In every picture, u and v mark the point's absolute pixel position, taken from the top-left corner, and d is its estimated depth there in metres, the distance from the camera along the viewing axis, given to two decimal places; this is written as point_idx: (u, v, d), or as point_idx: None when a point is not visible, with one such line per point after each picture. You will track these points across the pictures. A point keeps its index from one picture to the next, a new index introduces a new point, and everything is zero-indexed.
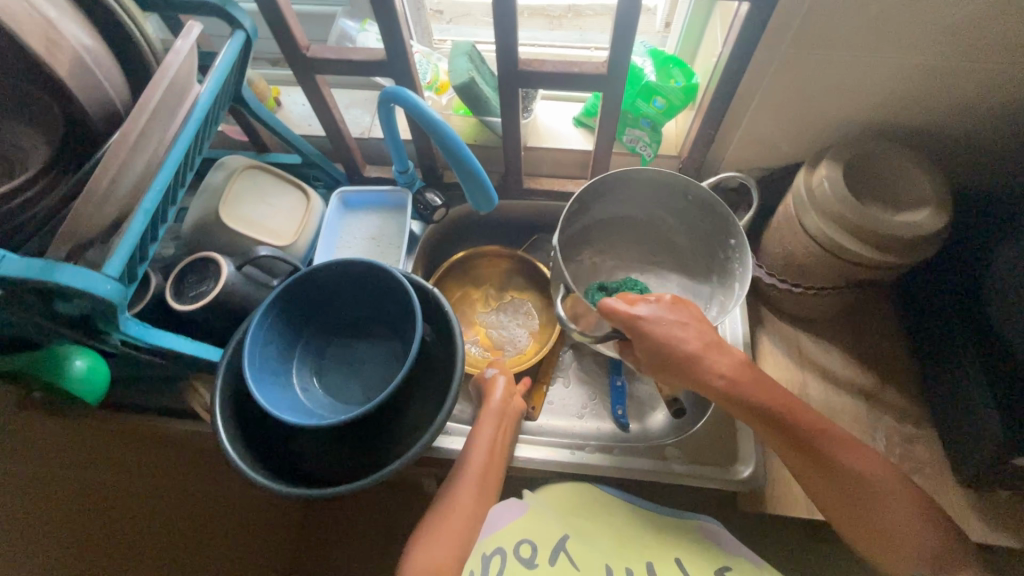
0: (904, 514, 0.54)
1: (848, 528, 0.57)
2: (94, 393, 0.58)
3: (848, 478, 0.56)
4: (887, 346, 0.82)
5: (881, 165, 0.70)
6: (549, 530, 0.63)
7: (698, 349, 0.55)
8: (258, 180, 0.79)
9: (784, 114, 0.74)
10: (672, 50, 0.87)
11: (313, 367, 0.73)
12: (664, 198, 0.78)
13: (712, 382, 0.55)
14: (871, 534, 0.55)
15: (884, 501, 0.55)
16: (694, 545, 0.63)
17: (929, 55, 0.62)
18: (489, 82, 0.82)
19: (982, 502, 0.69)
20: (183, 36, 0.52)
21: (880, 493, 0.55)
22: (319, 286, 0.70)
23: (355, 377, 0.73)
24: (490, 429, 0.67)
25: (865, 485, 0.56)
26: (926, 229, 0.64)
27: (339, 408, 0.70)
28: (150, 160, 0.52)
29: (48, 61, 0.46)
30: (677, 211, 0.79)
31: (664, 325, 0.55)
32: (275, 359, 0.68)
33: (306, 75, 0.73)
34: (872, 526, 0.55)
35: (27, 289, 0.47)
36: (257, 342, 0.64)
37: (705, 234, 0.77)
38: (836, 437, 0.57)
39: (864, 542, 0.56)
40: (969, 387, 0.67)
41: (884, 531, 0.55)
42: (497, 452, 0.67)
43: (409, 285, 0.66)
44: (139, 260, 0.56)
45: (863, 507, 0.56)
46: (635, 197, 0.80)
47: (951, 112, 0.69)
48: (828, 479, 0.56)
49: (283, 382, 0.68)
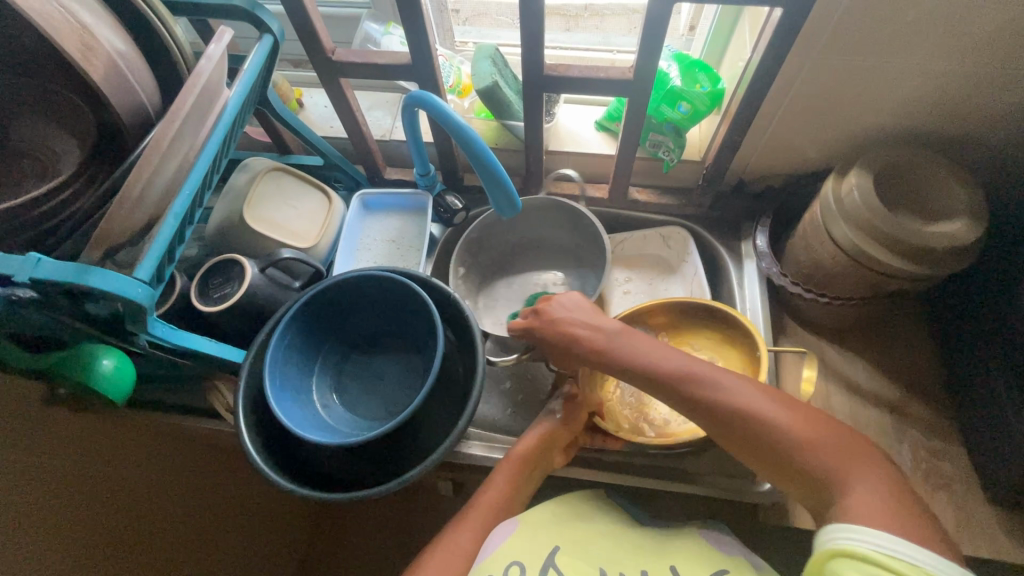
0: (800, 441, 0.50)
1: (771, 470, 0.52)
2: (121, 392, 0.59)
3: (737, 420, 0.52)
4: (915, 359, 0.80)
5: (914, 174, 0.68)
6: (541, 541, 0.62)
7: (575, 329, 0.59)
8: (281, 182, 0.80)
9: (811, 121, 0.72)
10: (697, 54, 0.86)
11: (332, 383, 0.73)
12: (522, 226, 0.88)
13: (596, 354, 0.57)
14: (789, 475, 0.51)
15: (777, 435, 0.51)
16: (695, 549, 0.62)
17: (965, 63, 0.61)
18: (512, 86, 0.81)
19: (1013, 520, 0.68)
20: (215, 42, 0.52)
21: (772, 426, 0.51)
22: (338, 296, 0.71)
23: (376, 393, 0.73)
24: (507, 471, 0.65)
25: (742, 429, 0.52)
26: (962, 240, 0.62)
27: (361, 422, 0.71)
28: (182, 164, 0.52)
29: (84, 66, 0.46)
30: (536, 230, 0.89)
31: (546, 321, 0.61)
32: (295, 377, 0.69)
33: (331, 79, 0.73)
34: (787, 464, 0.51)
35: (59, 291, 0.48)
36: (276, 364, 0.65)
37: (578, 232, 0.86)
38: (702, 380, 0.53)
39: (799, 486, 0.51)
40: (1002, 405, 0.66)
41: (806, 468, 0.50)
42: (520, 487, 0.65)
43: (428, 297, 0.66)
44: (168, 262, 0.56)
45: (766, 451, 0.51)
46: (500, 235, 0.88)
47: (988, 120, 0.67)
48: (721, 430, 0.53)
49: (304, 400, 0.69)
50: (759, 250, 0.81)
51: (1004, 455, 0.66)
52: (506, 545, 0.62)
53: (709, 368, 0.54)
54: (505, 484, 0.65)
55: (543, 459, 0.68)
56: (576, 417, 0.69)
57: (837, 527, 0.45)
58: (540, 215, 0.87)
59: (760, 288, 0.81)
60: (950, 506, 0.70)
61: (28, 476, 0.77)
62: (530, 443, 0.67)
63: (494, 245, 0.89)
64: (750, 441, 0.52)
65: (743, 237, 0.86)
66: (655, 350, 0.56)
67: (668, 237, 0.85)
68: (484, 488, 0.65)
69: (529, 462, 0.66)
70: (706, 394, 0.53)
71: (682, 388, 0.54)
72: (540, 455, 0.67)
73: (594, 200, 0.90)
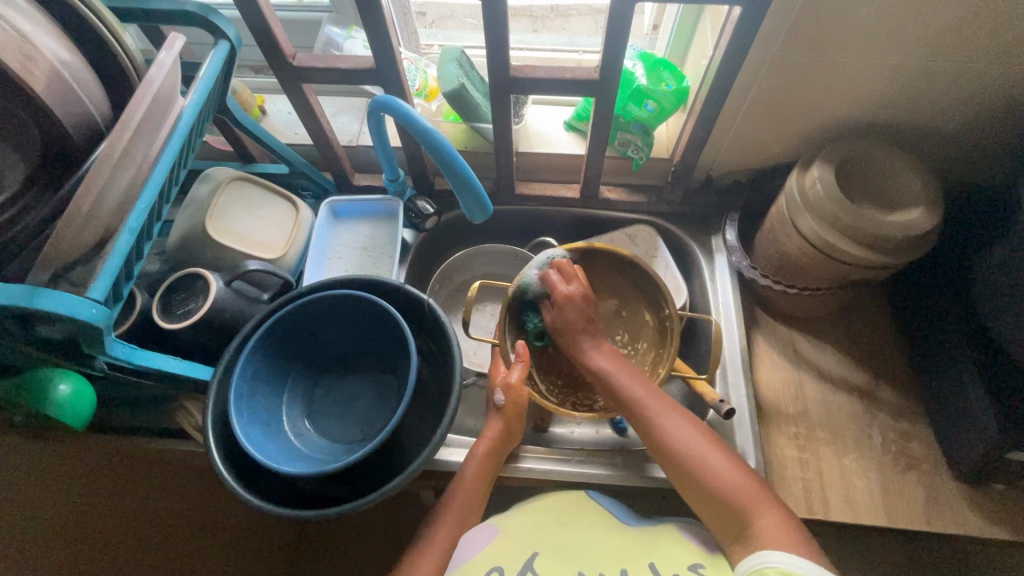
0: (738, 488, 0.57)
1: (689, 495, 0.60)
2: (79, 419, 0.56)
3: (688, 465, 0.59)
4: (881, 345, 0.82)
5: (873, 165, 0.70)
6: (518, 547, 0.64)
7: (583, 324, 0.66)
8: (244, 191, 0.78)
9: (773, 117, 0.74)
10: (662, 52, 0.87)
11: (304, 410, 0.71)
12: (493, 265, 0.90)
13: (590, 357, 0.66)
14: (714, 503, 0.58)
15: (717, 481, 0.58)
16: (668, 546, 0.62)
17: (917, 56, 0.63)
18: (479, 88, 0.81)
19: (976, 495, 0.71)
20: (167, 49, 0.50)
21: (715, 476, 0.58)
22: (304, 318, 0.68)
23: (350, 416, 0.71)
24: (475, 468, 0.66)
25: (693, 469, 0.59)
26: (919, 227, 0.64)
27: (338, 448, 0.68)
28: (136, 177, 0.50)
29: (23, 76, 0.44)
30: (499, 271, 0.91)
31: (574, 308, 0.66)
32: (263, 409, 0.66)
33: (293, 84, 0.71)
34: (699, 488, 0.59)
35: (5, 315, 0.45)
36: (242, 396, 0.63)
37: None
38: (645, 415, 0.62)
39: (716, 515, 0.58)
40: (964, 385, 0.68)
41: (716, 498, 0.58)
42: (479, 488, 0.66)
43: (393, 309, 0.65)
44: (125, 279, 0.53)
45: (686, 478, 0.60)
46: (472, 270, 0.90)
47: (939, 110, 0.70)
48: (667, 463, 0.61)
49: (275, 431, 0.66)
50: (729, 244, 0.82)
51: (968, 434, 0.68)
52: (484, 553, 0.64)
53: (673, 426, 0.61)
54: (474, 483, 0.66)
55: (500, 452, 0.68)
56: (521, 406, 0.68)
57: (773, 551, 0.53)
58: (492, 257, 0.89)
59: (728, 284, 0.82)
60: (921, 486, 0.72)
61: (66, 483, 0.88)
62: (490, 441, 0.68)
63: (459, 276, 0.90)
64: (676, 468, 0.60)
65: (713, 233, 0.87)
66: (642, 384, 0.64)
67: (634, 235, 0.86)
68: (459, 481, 0.66)
69: (496, 455, 0.68)
70: (666, 437, 0.61)
71: (638, 421, 0.63)
72: (505, 444, 0.69)
73: (567, 200, 0.90)
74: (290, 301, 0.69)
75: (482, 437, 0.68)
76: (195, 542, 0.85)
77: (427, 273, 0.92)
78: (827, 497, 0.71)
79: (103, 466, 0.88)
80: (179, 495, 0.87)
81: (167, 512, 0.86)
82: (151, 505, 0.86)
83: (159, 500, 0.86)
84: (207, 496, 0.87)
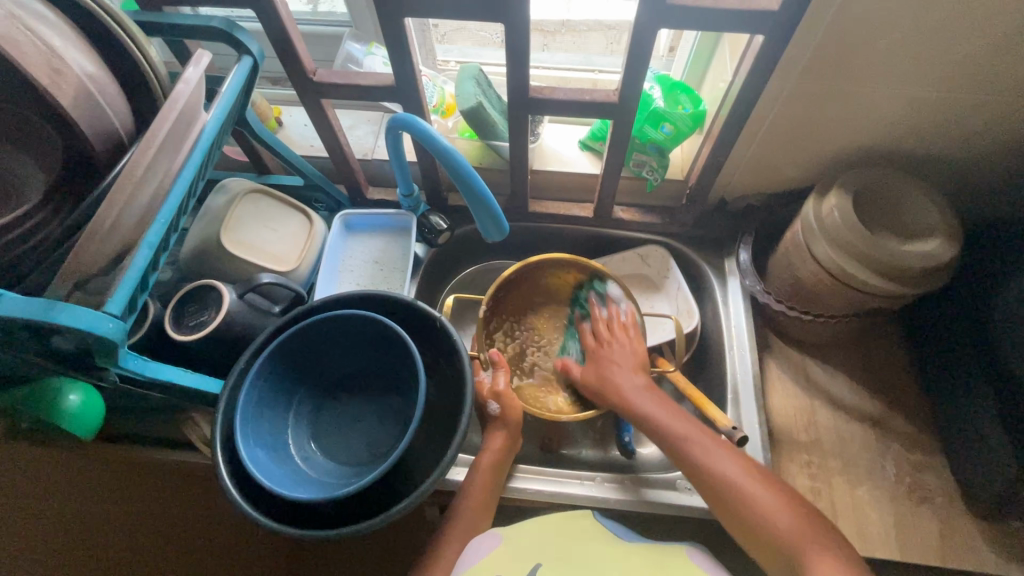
0: (783, 523, 0.55)
1: (729, 522, 0.59)
2: (86, 428, 0.55)
3: (729, 493, 0.58)
4: (893, 374, 0.82)
5: (889, 195, 0.70)
6: (524, 557, 0.61)
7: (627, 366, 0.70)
8: (259, 204, 0.78)
9: (790, 143, 0.74)
10: (678, 73, 0.87)
11: (309, 432, 0.70)
12: None
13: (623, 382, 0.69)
14: (760, 538, 0.56)
15: (760, 511, 0.56)
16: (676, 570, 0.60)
17: (936, 89, 0.63)
18: (496, 106, 0.81)
19: (994, 531, 0.69)
20: (194, 65, 0.51)
21: (760, 508, 0.57)
22: (310, 338, 0.68)
23: (356, 438, 0.71)
24: (479, 480, 0.66)
25: (736, 498, 0.58)
26: (938, 258, 0.64)
27: (345, 471, 0.68)
28: (157, 191, 0.50)
29: (51, 90, 0.44)
30: None
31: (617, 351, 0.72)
32: (269, 432, 0.66)
33: (313, 99, 0.72)
34: (742, 515, 0.57)
35: (20, 327, 0.45)
36: (248, 418, 0.62)
37: None
38: (680, 440, 0.62)
39: (765, 552, 0.56)
40: (982, 419, 0.67)
41: (762, 532, 0.56)
42: (482, 502, 0.66)
43: (398, 328, 0.65)
44: (140, 291, 0.53)
45: (733, 509, 0.58)
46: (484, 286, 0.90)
47: (958, 140, 0.69)
48: (709, 490, 0.60)
49: (281, 454, 0.65)
50: (742, 267, 0.82)
51: (986, 469, 0.67)
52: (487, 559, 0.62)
53: (705, 452, 0.61)
54: (478, 496, 0.66)
55: (487, 466, 0.68)
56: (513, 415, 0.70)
57: None
58: None
59: (741, 308, 0.81)
60: (936, 519, 0.70)
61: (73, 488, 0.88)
62: (495, 453, 0.68)
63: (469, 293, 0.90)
64: (718, 497, 0.59)
65: (726, 255, 0.86)
66: (667, 408, 0.66)
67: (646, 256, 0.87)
68: (462, 496, 0.66)
69: (500, 467, 0.68)
70: (701, 464, 0.61)
71: (670, 445, 0.63)
72: (508, 456, 0.69)
73: (580, 219, 0.90)
74: (298, 319, 0.68)
75: (487, 448, 0.69)
76: (197, 552, 0.84)
77: (437, 288, 0.92)
78: (840, 528, 0.70)
79: (107, 472, 0.88)
80: (180, 505, 0.86)
81: (170, 521, 0.86)
82: (155, 513, 0.86)
83: (161, 509, 0.86)
84: (206, 507, 0.85)
